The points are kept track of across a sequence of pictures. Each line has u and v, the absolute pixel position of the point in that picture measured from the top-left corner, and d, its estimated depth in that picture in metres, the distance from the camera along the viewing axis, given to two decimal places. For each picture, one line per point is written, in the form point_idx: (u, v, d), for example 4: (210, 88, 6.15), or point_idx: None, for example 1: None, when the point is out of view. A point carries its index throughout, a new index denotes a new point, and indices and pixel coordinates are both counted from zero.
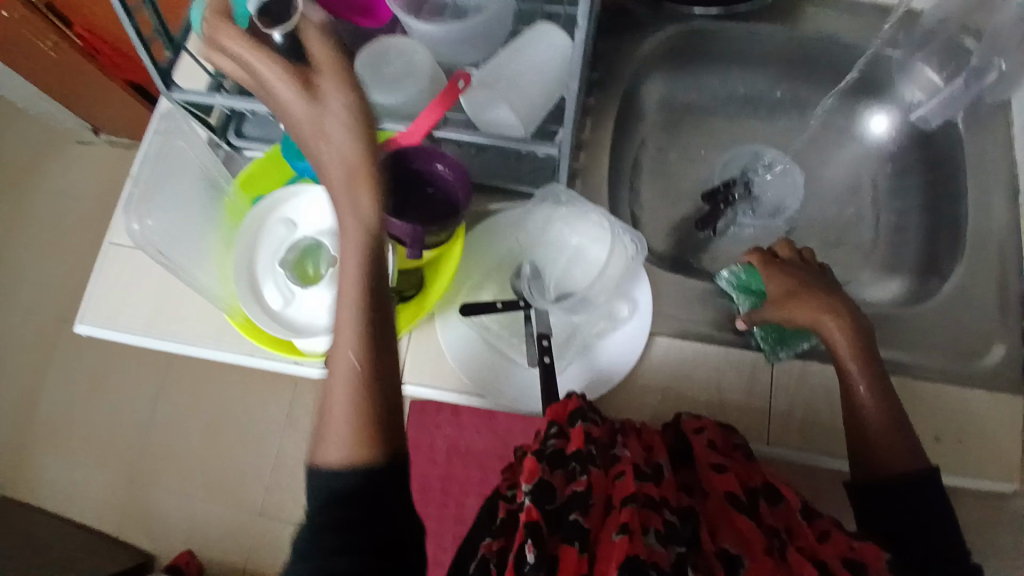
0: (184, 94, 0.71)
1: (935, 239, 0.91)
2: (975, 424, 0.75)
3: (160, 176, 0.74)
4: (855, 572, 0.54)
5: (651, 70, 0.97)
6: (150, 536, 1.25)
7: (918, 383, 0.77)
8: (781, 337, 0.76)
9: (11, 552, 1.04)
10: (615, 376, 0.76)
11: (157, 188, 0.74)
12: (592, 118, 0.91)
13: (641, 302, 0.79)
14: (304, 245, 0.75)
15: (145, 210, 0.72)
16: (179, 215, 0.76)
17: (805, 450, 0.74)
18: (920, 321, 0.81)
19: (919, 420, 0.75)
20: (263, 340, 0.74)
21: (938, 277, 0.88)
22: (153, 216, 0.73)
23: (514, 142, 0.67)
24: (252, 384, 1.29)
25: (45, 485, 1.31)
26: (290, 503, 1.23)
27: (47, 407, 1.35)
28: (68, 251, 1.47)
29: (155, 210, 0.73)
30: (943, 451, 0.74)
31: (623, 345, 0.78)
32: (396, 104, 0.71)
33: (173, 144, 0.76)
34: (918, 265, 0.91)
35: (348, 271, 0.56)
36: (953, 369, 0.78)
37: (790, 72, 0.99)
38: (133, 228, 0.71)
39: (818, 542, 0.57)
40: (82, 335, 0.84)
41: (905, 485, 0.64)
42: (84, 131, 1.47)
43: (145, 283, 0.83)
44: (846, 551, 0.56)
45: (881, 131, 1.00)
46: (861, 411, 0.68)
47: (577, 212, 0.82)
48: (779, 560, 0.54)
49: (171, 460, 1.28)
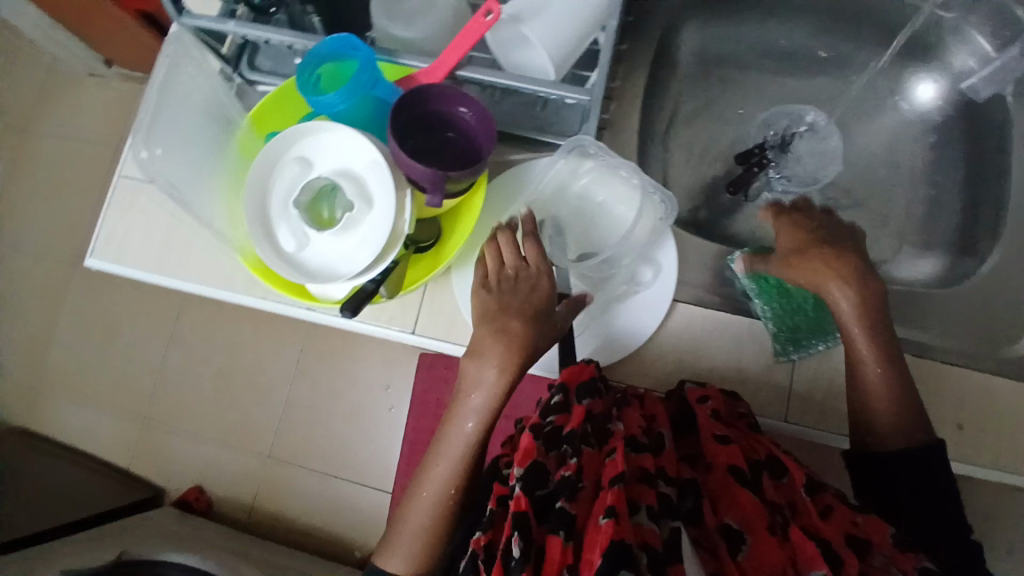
0: (195, 20, 0.67)
1: (973, 217, 0.85)
2: (1001, 411, 0.72)
3: (167, 103, 0.65)
4: (858, 548, 0.55)
5: (686, 18, 0.90)
6: (161, 473, 1.28)
7: (945, 366, 0.73)
8: (795, 335, 0.72)
9: (47, 505, 1.04)
10: (633, 342, 0.73)
11: (161, 115, 0.64)
12: (623, 68, 0.84)
13: (665, 266, 0.73)
14: (320, 186, 0.64)
15: (151, 138, 0.64)
16: (185, 145, 0.67)
17: (823, 429, 0.72)
18: (952, 302, 0.78)
19: (944, 406, 0.72)
20: (276, 283, 0.69)
21: (974, 257, 0.83)
22: (153, 145, 0.63)
23: (542, 88, 0.65)
24: (266, 330, 1.30)
25: (61, 422, 1.34)
26: (300, 449, 1.25)
27: (60, 350, 1.36)
28: (77, 188, 1.42)
29: (156, 139, 0.64)
30: (966, 440, 0.71)
31: (645, 310, 0.73)
32: (416, 39, 0.71)
33: (183, 74, 0.68)
34: (952, 244, 0.86)
35: (469, 381, 0.63)
36: (983, 353, 0.75)
37: (833, 28, 0.90)
38: (141, 156, 0.63)
39: (821, 521, 0.57)
40: (94, 268, 0.82)
41: (909, 459, 0.62)
42: (95, 64, 1.39)
43: (158, 220, 0.80)
44: (849, 527, 0.57)
45: (928, 99, 0.91)
46: (867, 393, 0.65)
47: (609, 166, 0.74)
48: (781, 538, 0.54)
49: (185, 405, 1.30)
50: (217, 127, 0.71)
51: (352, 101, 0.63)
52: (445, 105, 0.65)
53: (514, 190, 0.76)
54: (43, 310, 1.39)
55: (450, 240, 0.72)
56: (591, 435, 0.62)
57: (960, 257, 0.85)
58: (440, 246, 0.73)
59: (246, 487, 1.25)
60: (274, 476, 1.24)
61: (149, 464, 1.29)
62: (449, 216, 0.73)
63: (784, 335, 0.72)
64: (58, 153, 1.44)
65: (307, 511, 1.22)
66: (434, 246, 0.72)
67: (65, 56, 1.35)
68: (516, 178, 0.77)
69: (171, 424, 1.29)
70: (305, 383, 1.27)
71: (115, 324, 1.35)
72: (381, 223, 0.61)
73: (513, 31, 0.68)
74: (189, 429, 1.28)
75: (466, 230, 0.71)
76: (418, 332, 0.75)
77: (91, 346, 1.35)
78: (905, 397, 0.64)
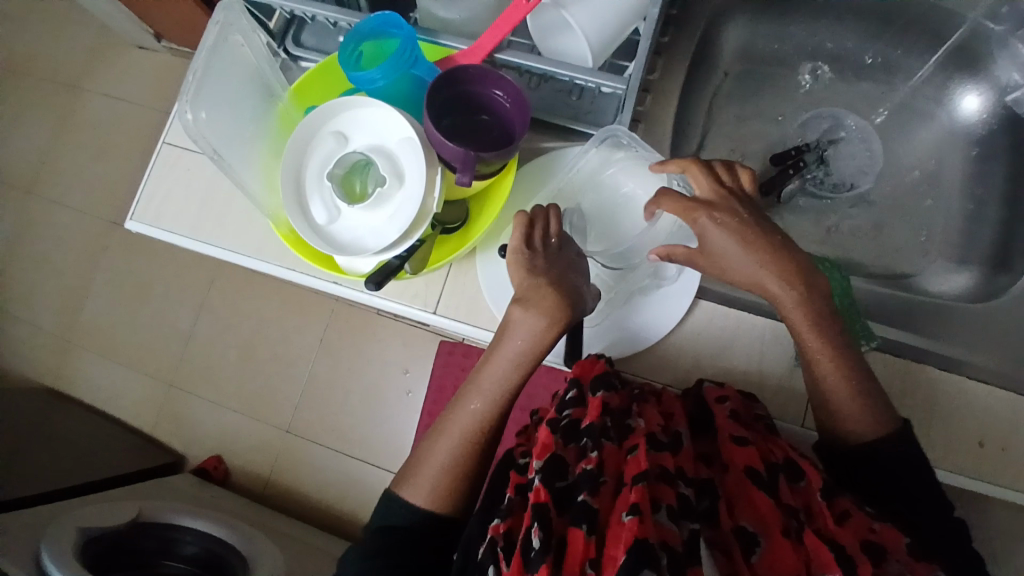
0: None
1: (1012, 235, 0.83)
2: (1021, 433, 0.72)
3: (214, 68, 0.66)
4: (874, 555, 0.53)
5: (734, 13, 0.88)
6: (182, 440, 1.31)
7: (970, 383, 0.72)
8: None
9: (74, 463, 1.07)
10: (651, 335, 0.74)
11: (208, 78, 0.65)
12: (664, 61, 0.82)
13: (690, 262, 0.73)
14: (354, 160, 0.64)
15: (198, 102, 0.65)
16: (227, 112, 0.68)
17: None
18: (986, 320, 0.76)
19: (962, 424, 0.72)
20: (307, 253, 0.71)
21: (1009, 275, 0.81)
22: (198, 107, 0.64)
23: (584, 75, 0.67)
24: (292, 305, 1.32)
25: (90, 381, 1.38)
26: (318, 425, 1.27)
27: (92, 312, 1.40)
28: (118, 155, 1.45)
29: (203, 102, 0.65)
30: (983, 458, 0.72)
31: (668, 303, 0.74)
32: (455, 18, 0.74)
33: (233, 39, 0.68)
34: (987, 260, 0.84)
35: (507, 357, 0.63)
36: (1011, 374, 0.73)
37: (884, 33, 0.88)
38: (186, 118, 0.63)
39: (837, 526, 0.56)
40: (131, 230, 0.84)
41: (900, 468, 0.61)
42: (144, 36, 1.40)
43: (196, 186, 0.82)
44: (867, 533, 0.54)
45: (971, 112, 0.89)
46: (842, 421, 0.63)
47: (638, 158, 0.73)
48: (796, 541, 0.54)
49: (208, 374, 1.32)
50: (259, 96, 0.72)
51: (391, 78, 0.64)
52: (480, 88, 0.66)
53: (543, 177, 0.77)
54: (79, 271, 1.43)
55: (479, 221, 0.73)
56: (611, 428, 0.60)
57: (995, 275, 0.83)
58: (469, 226, 0.74)
59: (262, 460, 1.27)
60: (291, 450, 1.26)
61: (171, 430, 1.32)
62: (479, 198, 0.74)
63: None
64: (102, 118, 1.47)
65: (321, 487, 1.24)
66: (461, 228, 0.74)
67: (115, 26, 1.37)
68: (545, 166, 0.77)
69: (196, 393, 1.32)
70: (326, 360, 1.28)
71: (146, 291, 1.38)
72: (411, 201, 0.62)
73: (555, 16, 0.68)
74: (212, 399, 1.31)
75: (495, 210, 0.72)
76: (439, 312, 0.75)
77: (123, 312, 1.38)
78: (881, 411, 0.62)
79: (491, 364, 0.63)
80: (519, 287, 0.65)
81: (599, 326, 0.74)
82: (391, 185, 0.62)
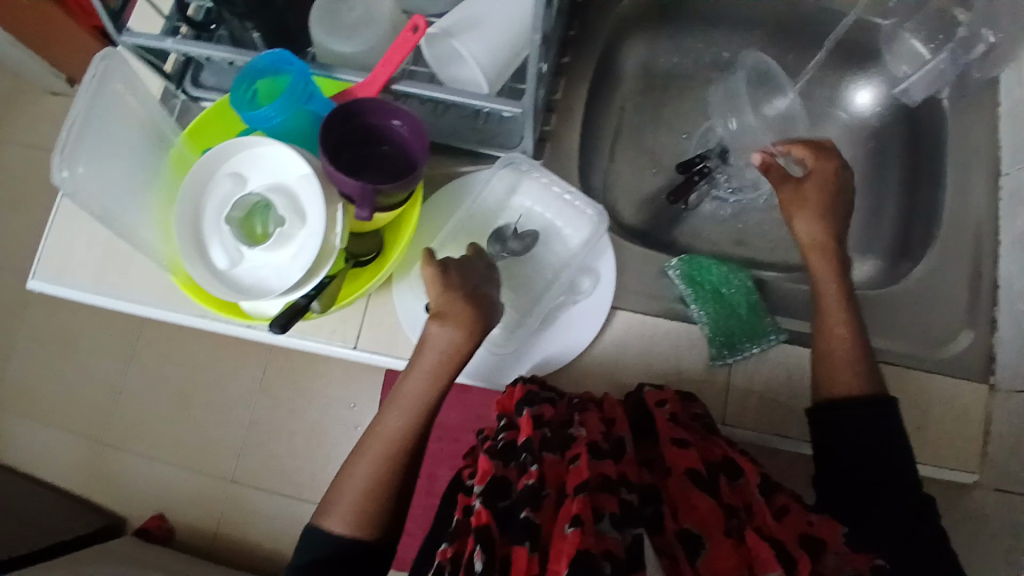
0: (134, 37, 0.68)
1: (910, 223, 0.85)
2: (937, 414, 0.72)
3: (93, 119, 0.63)
4: (810, 546, 0.56)
5: (630, 32, 0.94)
6: (119, 501, 1.24)
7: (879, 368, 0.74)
8: (732, 341, 0.76)
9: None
10: (570, 353, 0.76)
11: (82, 139, 0.62)
12: (565, 78, 0.87)
13: (604, 276, 0.77)
14: (251, 201, 0.63)
15: (87, 165, 0.63)
16: (110, 162, 0.66)
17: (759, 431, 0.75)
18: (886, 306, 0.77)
19: None
20: (208, 300, 0.69)
21: (908, 260, 0.83)
22: (86, 167, 0.63)
23: (476, 100, 0.68)
24: (226, 349, 1.28)
25: (14, 446, 1.29)
26: (265, 469, 1.23)
27: (13, 372, 1.31)
28: (33, 212, 1.38)
29: (84, 157, 0.62)
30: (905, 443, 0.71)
31: (583, 319, 0.77)
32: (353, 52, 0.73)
33: (108, 90, 0.65)
34: (889, 249, 0.86)
35: (416, 380, 0.65)
36: (915, 352, 0.75)
37: (766, 38, 0.94)
38: (63, 176, 0.60)
39: (775, 522, 0.57)
40: (35, 291, 0.81)
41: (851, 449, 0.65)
42: (60, 84, 1.37)
43: (96, 236, 0.80)
44: (804, 527, 0.58)
45: (865, 105, 0.92)
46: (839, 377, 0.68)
47: (540, 183, 0.81)
48: (739, 539, 0.55)
49: (142, 429, 1.26)
50: (146, 144, 0.71)
51: (287, 114, 0.63)
52: (378, 118, 0.66)
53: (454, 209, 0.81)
54: None
55: (392, 251, 0.73)
56: (550, 439, 0.62)
57: (897, 263, 0.85)
58: (383, 258, 0.74)
59: (205, 514, 1.21)
60: (234, 500, 1.21)
61: (102, 491, 1.25)
62: (390, 229, 0.75)
63: (719, 339, 0.76)
64: (15, 172, 1.41)
65: (268, 537, 1.20)
66: (375, 261, 0.74)
67: (21, 72, 1.31)
68: (455, 197, 0.81)
69: (127, 449, 1.25)
70: (269, 404, 1.25)
71: (71, 345, 1.31)
72: (315, 237, 0.62)
73: (447, 46, 0.71)
74: (148, 454, 1.24)
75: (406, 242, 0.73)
76: (359, 346, 0.77)
77: (47, 369, 1.31)
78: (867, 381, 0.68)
79: (403, 382, 0.65)
80: (433, 301, 0.65)
81: (518, 350, 0.77)
82: (297, 223, 0.62)
